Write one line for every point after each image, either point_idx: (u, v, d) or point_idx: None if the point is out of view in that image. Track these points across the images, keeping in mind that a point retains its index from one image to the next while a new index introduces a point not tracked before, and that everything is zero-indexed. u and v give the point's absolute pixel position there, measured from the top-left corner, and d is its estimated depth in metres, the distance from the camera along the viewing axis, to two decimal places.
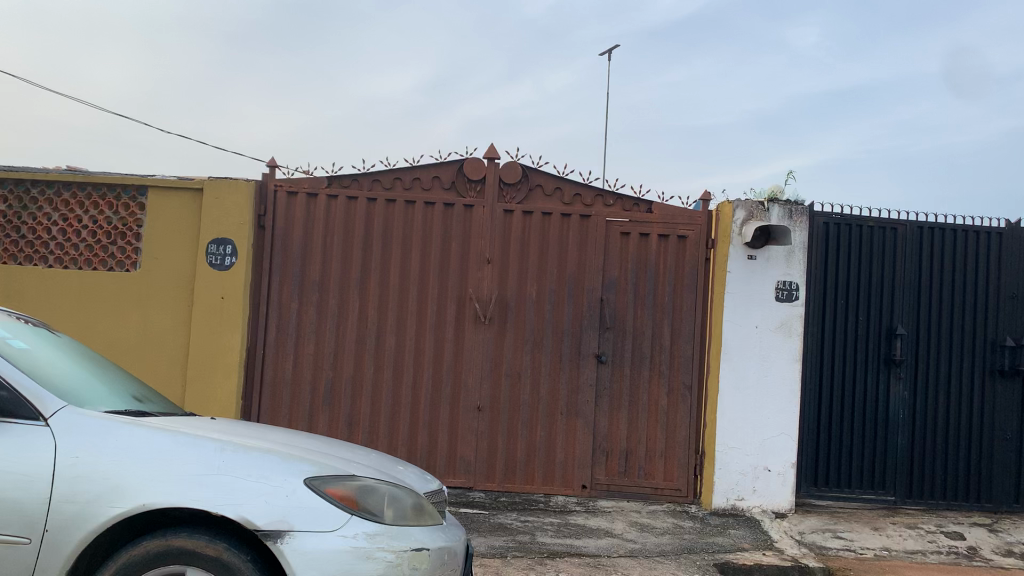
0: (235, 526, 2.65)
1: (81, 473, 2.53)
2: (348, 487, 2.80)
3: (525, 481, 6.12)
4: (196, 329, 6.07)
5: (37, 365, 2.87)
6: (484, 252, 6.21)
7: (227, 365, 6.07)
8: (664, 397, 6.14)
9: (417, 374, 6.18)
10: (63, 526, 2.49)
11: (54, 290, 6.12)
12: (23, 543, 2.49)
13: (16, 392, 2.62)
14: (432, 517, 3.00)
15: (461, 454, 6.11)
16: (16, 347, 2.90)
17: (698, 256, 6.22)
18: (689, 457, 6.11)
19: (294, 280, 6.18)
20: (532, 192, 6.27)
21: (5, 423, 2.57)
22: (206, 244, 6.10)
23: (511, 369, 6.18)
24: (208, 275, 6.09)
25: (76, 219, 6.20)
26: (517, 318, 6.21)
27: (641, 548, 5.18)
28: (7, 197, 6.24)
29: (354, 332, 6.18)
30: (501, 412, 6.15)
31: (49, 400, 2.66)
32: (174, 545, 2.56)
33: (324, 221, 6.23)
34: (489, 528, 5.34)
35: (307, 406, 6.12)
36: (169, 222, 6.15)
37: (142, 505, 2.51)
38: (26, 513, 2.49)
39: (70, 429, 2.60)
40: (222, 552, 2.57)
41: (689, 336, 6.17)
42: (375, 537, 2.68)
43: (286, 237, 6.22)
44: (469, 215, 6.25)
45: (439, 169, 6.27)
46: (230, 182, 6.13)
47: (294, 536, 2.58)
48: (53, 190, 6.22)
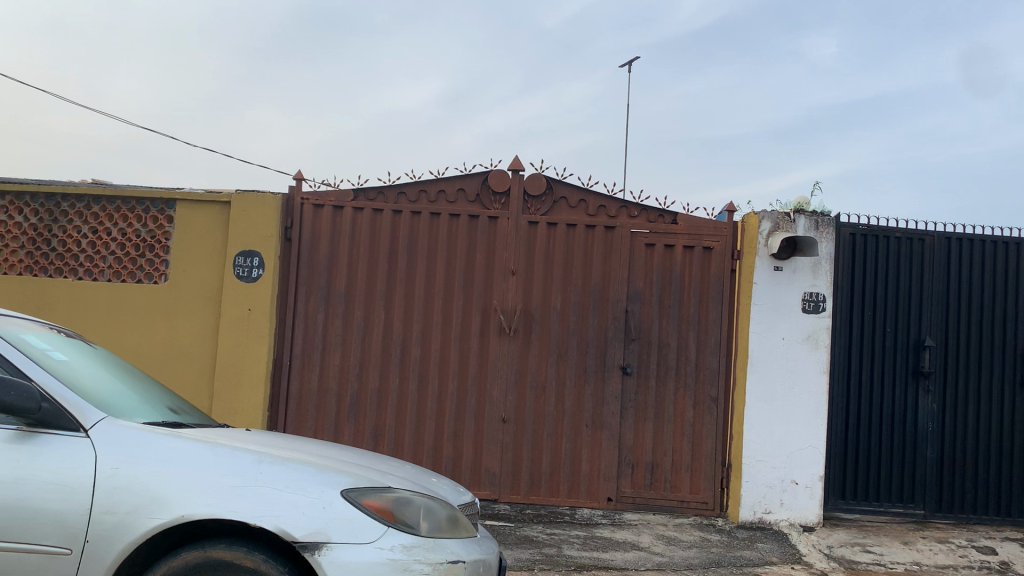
0: (273, 538, 2.65)
1: (121, 484, 2.54)
2: (384, 498, 2.80)
3: (550, 494, 6.10)
4: (223, 341, 6.09)
5: (76, 377, 2.90)
6: (509, 264, 6.22)
7: (253, 377, 6.09)
8: (690, 409, 6.11)
9: (442, 386, 6.18)
10: (103, 536, 2.50)
11: (83, 302, 6.16)
12: (63, 553, 2.49)
13: (57, 404, 2.64)
14: (467, 529, 2.99)
15: (486, 466, 6.10)
16: (55, 359, 2.93)
17: (724, 268, 6.21)
18: (715, 470, 6.07)
19: (320, 293, 6.21)
20: (556, 205, 6.28)
21: (46, 435, 2.59)
22: (233, 256, 6.13)
23: (536, 382, 6.16)
24: (236, 287, 6.12)
25: (105, 233, 6.26)
26: (543, 330, 6.20)
27: (669, 561, 5.14)
28: (37, 210, 6.29)
29: (380, 344, 6.20)
30: (526, 424, 6.13)
31: (89, 412, 2.68)
32: (213, 556, 2.57)
33: (350, 233, 6.27)
34: (514, 540, 5.34)
35: (333, 417, 6.14)
36: (197, 236, 6.20)
37: (180, 516, 2.51)
38: (67, 524, 2.50)
39: (109, 440, 2.62)
40: (260, 563, 2.57)
41: (715, 348, 6.15)
42: (411, 549, 2.67)
43: (312, 249, 6.25)
44: (493, 227, 6.27)
45: (464, 182, 6.29)
46: (257, 196, 6.18)
47: (331, 548, 2.58)
48: (83, 203, 6.27)
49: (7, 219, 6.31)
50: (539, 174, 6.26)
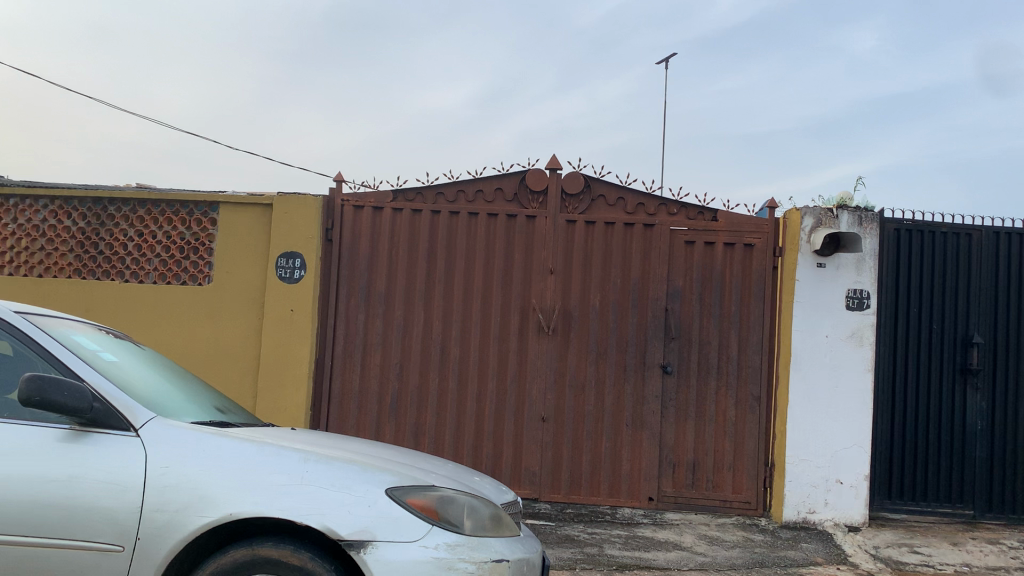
0: (318, 536, 2.68)
1: (170, 482, 2.58)
2: (428, 497, 2.81)
3: (591, 493, 6.08)
4: (265, 342, 6.17)
5: (125, 377, 2.95)
6: (547, 263, 6.21)
7: (295, 376, 6.15)
8: (732, 408, 6.06)
9: (481, 386, 6.19)
10: (155, 534, 2.54)
11: (129, 303, 6.27)
12: (116, 550, 2.54)
13: (108, 404, 2.68)
14: (510, 528, 2.99)
15: (526, 465, 6.10)
16: (105, 360, 2.98)
17: (765, 265, 6.15)
18: (757, 469, 6.01)
19: (360, 293, 6.27)
20: (594, 203, 6.26)
21: (98, 434, 2.64)
22: (275, 257, 6.21)
23: (575, 381, 6.15)
24: (278, 288, 6.19)
25: (151, 236, 6.37)
26: (582, 329, 6.19)
27: (711, 561, 5.09)
28: (84, 215, 6.41)
29: (420, 343, 6.23)
30: (566, 423, 6.12)
31: (139, 412, 2.73)
32: (259, 554, 2.60)
33: (389, 233, 6.31)
34: (556, 540, 5.33)
35: (374, 416, 6.18)
36: (240, 239, 6.28)
37: (228, 514, 2.55)
38: (119, 522, 2.54)
39: (159, 439, 2.66)
40: (305, 561, 2.59)
41: (757, 346, 6.09)
42: (456, 547, 2.68)
43: (352, 250, 6.30)
44: (531, 226, 6.26)
45: (502, 181, 6.29)
46: (298, 198, 6.24)
47: (376, 546, 2.60)
48: (129, 207, 6.39)
49: (56, 223, 6.43)
50: (577, 172, 6.24)
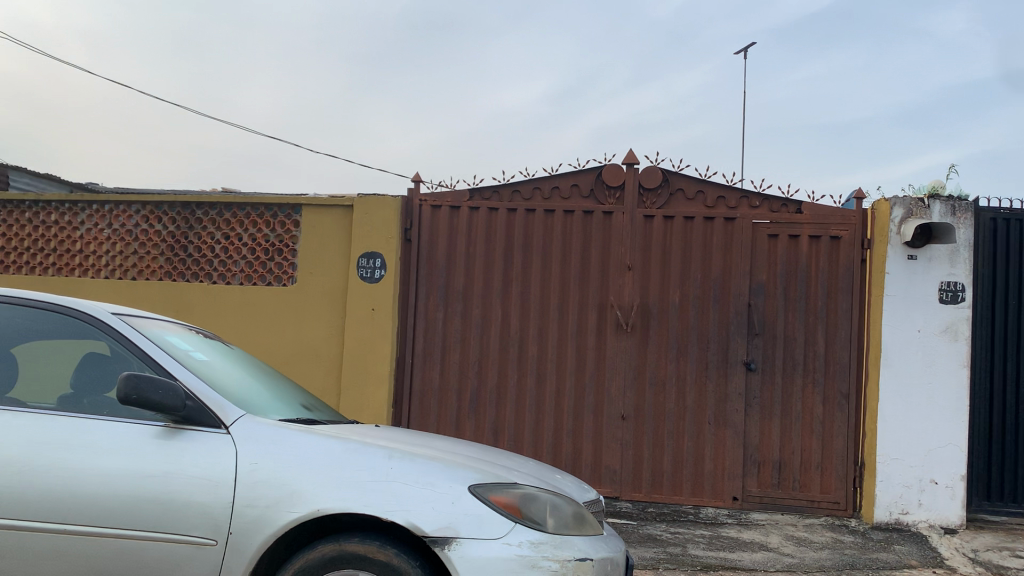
0: (403, 533, 2.70)
1: (261, 478, 2.64)
2: (510, 495, 2.81)
3: (672, 492, 5.98)
4: (348, 340, 6.27)
5: (216, 375, 3.04)
6: (625, 259, 6.15)
7: (378, 374, 6.24)
8: (819, 406, 5.89)
9: (559, 384, 6.17)
10: (246, 528, 2.59)
11: (218, 303, 6.45)
12: (209, 544, 2.59)
13: (201, 403, 2.77)
14: (593, 527, 2.97)
15: (606, 464, 6.05)
16: (197, 359, 3.07)
17: (853, 257, 5.95)
18: (847, 468, 5.82)
19: (439, 291, 6.32)
20: (673, 197, 6.17)
21: (192, 431, 2.71)
22: (356, 257, 6.31)
23: (656, 378, 6.07)
24: (360, 288, 6.29)
25: (237, 239, 6.55)
26: (662, 325, 6.10)
27: (800, 563, 4.96)
28: (174, 219, 6.62)
29: (498, 341, 6.25)
30: (646, 421, 6.05)
31: (230, 410, 2.80)
32: (347, 549, 2.63)
33: (466, 232, 6.35)
34: (639, 538, 5.27)
35: (454, 413, 6.23)
36: (323, 239, 6.41)
37: (316, 510, 2.60)
38: (212, 516, 2.60)
39: (248, 436, 2.73)
40: (391, 557, 2.62)
41: (845, 342, 5.90)
42: (539, 545, 2.67)
43: (430, 249, 6.37)
44: (608, 222, 6.21)
45: (578, 177, 6.26)
46: (378, 199, 6.34)
47: (460, 543, 2.61)
48: (216, 211, 6.58)
49: (147, 227, 6.64)
50: (655, 166, 6.16)
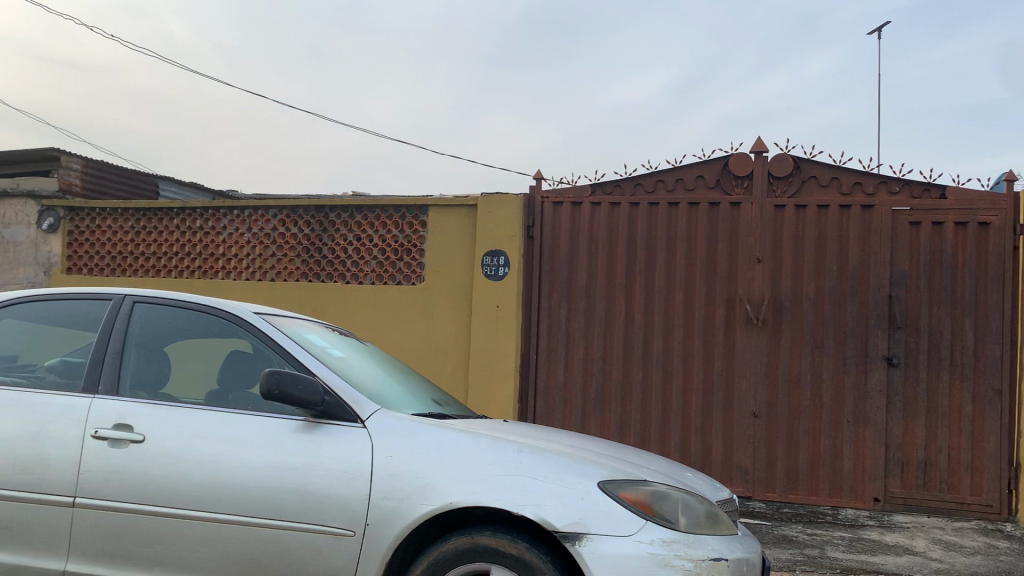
0: (534, 527, 2.71)
1: (395, 471, 2.70)
2: (641, 491, 2.77)
3: (808, 492, 5.77)
4: (474, 337, 6.36)
5: (352, 371, 3.14)
6: (754, 251, 5.97)
7: (503, 370, 6.29)
8: (968, 403, 5.54)
9: (687, 379, 6.05)
10: (382, 520, 2.66)
11: (350, 302, 6.67)
12: (347, 534, 2.67)
13: (338, 397, 2.86)
14: (727, 526, 2.89)
15: (737, 461, 5.89)
16: (334, 355, 3.18)
17: (1003, 244, 5.57)
18: (1000, 469, 5.46)
19: (563, 287, 6.32)
20: (805, 185, 5.94)
21: (330, 425, 2.81)
22: (481, 255, 6.39)
23: (789, 374, 5.86)
24: (484, 286, 6.36)
25: (368, 240, 6.76)
26: (795, 319, 5.89)
27: (949, 568, 4.68)
28: (308, 222, 6.89)
29: (624, 337, 6.18)
30: (780, 418, 5.85)
31: (365, 404, 2.89)
32: (479, 542, 2.66)
33: (589, 228, 6.32)
34: (773, 539, 5.10)
35: (580, 410, 6.21)
36: (448, 239, 6.53)
37: (449, 503, 2.64)
38: (350, 507, 2.68)
39: (383, 430, 2.80)
40: (523, 551, 2.63)
41: (997, 335, 5.53)
42: (672, 544, 2.63)
43: (553, 245, 6.38)
44: (736, 213, 6.04)
45: (703, 168, 6.12)
46: (502, 196, 6.39)
47: (591, 539, 2.60)
48: (347, 213, 6.81)
49: (284, 230, 6.93)
50: (785, 153, 5.95)
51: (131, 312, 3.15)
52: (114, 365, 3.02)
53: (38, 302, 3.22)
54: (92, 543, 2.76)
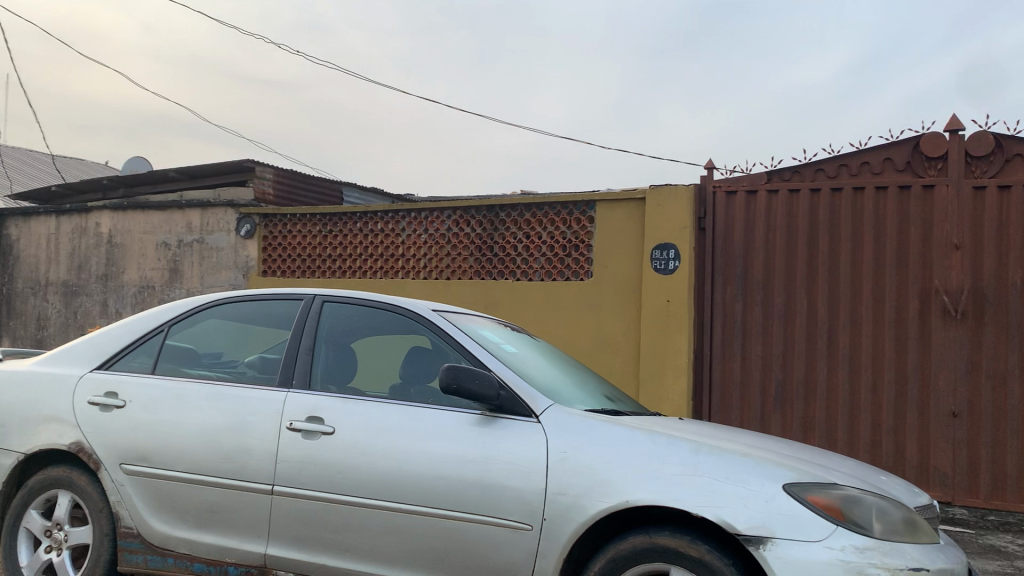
0: (715, 529, 2.62)
1: (571, 468, 2.70)
2: (831, 495, 2.62)
3: (1019, 500, 5.28)
4: (645, 332, 6.26)
5: (525, 367, 3.16)
6: (951, 237, 5.53)
7: (675, 366, 6.15)
8: None
9: (876, 376, 5.69)
10: (559, 516, 2.66)
11: (521, 299, 6.76)
12: (525, 529, 2.69)
13: (513, 393, 2.89)
14: (928, 535, 2.68)
15: (935, 465, 5.47)
16: (508, 352, 3.22)
17: None
18: None
19: (738, 280, 6.12)
20: (1009, 163, 5.44)
21: (505, 420, 2.84)
22: (651, 250, 6.28)
23: (993, 370, 5.39)
24: (655, 280, 6.25)
25: (537, 237, 6.82)
26: (1001, 311, 5.40)
27: None
28: (480, 221, 7.04)
29: (805, 330, 5.90)
30: (983, 419, 5.39)
31: (540, 400, 2.90)
32: (658, 542, 2.61)
33: (766, 217, 6.07)
34: (978, 549, 4.71)
35: (760, 407, 5.99)
36: (617, 233, 6.47)
37: (626, 501, 2.61)
38: (527, 502, 2.70)
39: (557, 426, 2.80)
40: (704, 554, 2.56)
41: None
42: (866, 551, 2.47)
43: (727, 237, 6.18)
44: (929, 196, 5.62)
45: (891, 150, 5.74)
46: (672, 188, 6.25)
47: (776, 544, 2.49)
48: (517, 211, 6.91)
49: (457, 230, 7.12)
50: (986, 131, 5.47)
51: (319, 310, 3.33)
52: (305, 361, 3.19)
53: (237, 302, 3.46)
54: (290, 529, 2.94)
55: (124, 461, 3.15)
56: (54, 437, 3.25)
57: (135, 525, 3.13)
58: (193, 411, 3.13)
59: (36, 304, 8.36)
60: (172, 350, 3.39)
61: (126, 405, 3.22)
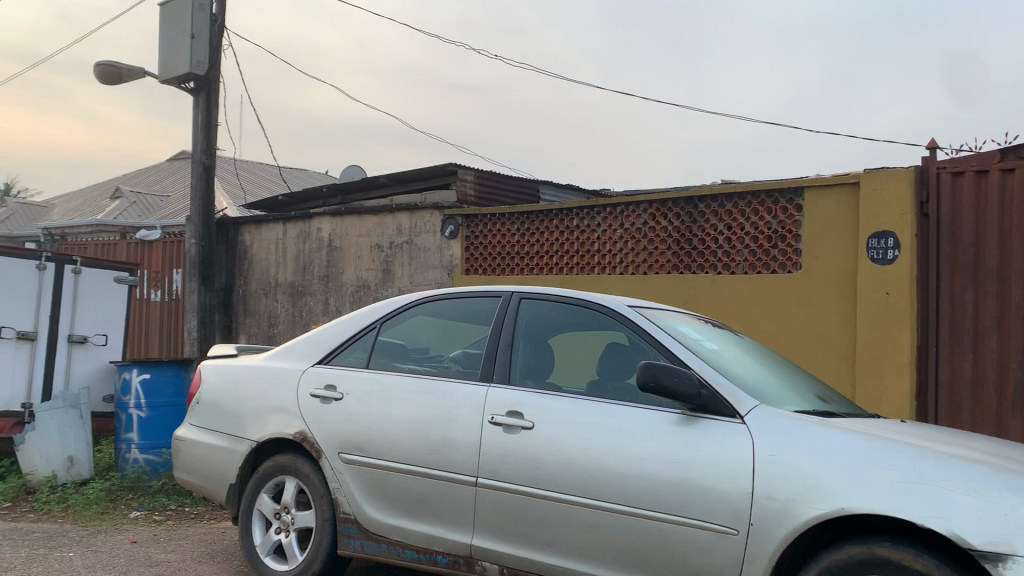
0: (944, 542, 2.39)
1: (779, 471, 2.56)
2: None
3: None
4: (861, 327, 5.86)
5: (728, 365, 3.04)
6: None
7: (896, 363, 5.70)
8: None
9: None
10: (766, 521, 2.53)
11: (724, 293, 6.54)
12: (731, 533, 2.58)
13: (715, 391, 2.79)
14: None
15: None
16: (709, 348, 3.12)
17: None
18: None
19: (967, 269, 5.58)
20: None
21: (707, 419, 2.75)
22: (866, 238, 5.87)
23: None
24: (871, 271, 5.84)
25: (739, 228, 6.58)
26: None
27: None
28: (679, 213, 6.89)
29: None
30: None
31: (744, 399, 2.78)
32: (878, 554, 2.42)
33: (1000, 200, 5.50)
34: None
35: (995, 409, 5.43)
36: (827, 221, 6.10)
37: (841, 509, 2.43)
38: (732, 505, 2.59)
39: (763, 427, 2.67)
40: (932, 569, 2.33)
41: None
42: None
43: (954, 223, 5.66)
44: None
45: None
46: (888, 172, 5.80)
47: (1018, 562, 2.22)
48: (717, 202, 6.69)
49: (654, 223, 7.01)
50: None
51: (518, 307, 3.37)
52: (506, 356, 3.24)
53: (440, 300, 3.58)
54: (493, 521, 3.00)
55: (342, 450, 3.35)
56: (281, 426, 3.51)
57: (352, 512, 3.32)
58: (402, 405, 3.27)
59: (267, 303, 9.11)
60: (383, 346, 3.56)
61: (342, 398, 3.42)
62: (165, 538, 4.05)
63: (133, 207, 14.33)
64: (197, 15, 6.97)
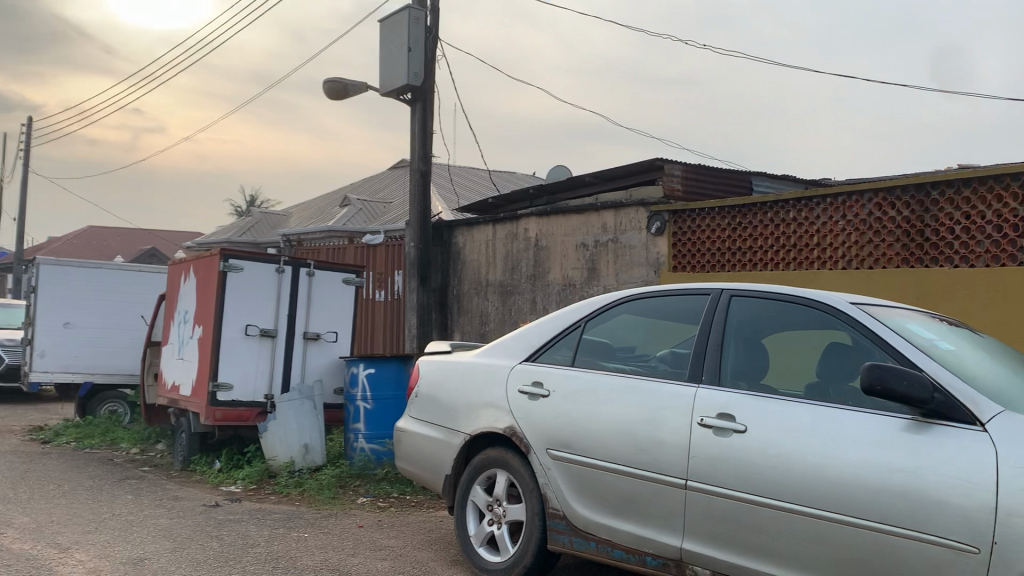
0: None
1: None
2: None
3: None
4: None
5: (965, 367, 2.77)
6: None
7: None
8: None
9: None
10: (1014, 541, 2.27)
11: (962, 288, 5.96)
12: (970, 552, 2.34)
13: (950, 396, 2.54)
14: None
15: None
16: (943, 349, 2.85)
17: None
18: None
19: None
20: None
21: (941, 427, 2.51)
22: None
23: None
24: None
25: (980, 215, 5.96)
26: None
27: None
28: (907, 202, 6.37)
29: None
30: None
31: (985, 405, 2.51)
32: None
33: None
34: None
35: None
36: None
37: None
38: (972, 521, 2.34)
39: (1010, 436, 2.39)
40: None
41: None
42: None
43: None
44: None
45: None
46: None
47: None
48: (952, 188, 6.11)
49: (880, 213, 6.54)
50: None
51: (727, 304, 3.26)
52: (715, 356, 3.14)
53: (646, 298, 3.54)
54: (704, 524, 2.93)
55: (550, 447, 3.40)
56: (492, 421, 3.62)
57: (560, 508, 3.35)
58: (609, 403, 3.26)
59: (479, 302, 9.43)
60: (589, 344, 3.57)
61: (550, 395, 3.47)
62: (388, 523, 4.30)
63: (359, 214, 15.36)
64: (413, 28, 7.30)
